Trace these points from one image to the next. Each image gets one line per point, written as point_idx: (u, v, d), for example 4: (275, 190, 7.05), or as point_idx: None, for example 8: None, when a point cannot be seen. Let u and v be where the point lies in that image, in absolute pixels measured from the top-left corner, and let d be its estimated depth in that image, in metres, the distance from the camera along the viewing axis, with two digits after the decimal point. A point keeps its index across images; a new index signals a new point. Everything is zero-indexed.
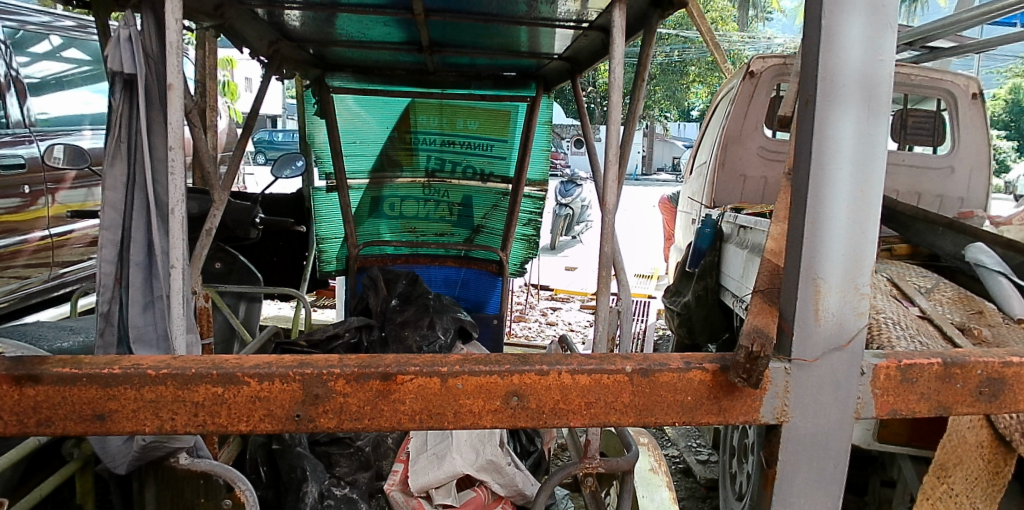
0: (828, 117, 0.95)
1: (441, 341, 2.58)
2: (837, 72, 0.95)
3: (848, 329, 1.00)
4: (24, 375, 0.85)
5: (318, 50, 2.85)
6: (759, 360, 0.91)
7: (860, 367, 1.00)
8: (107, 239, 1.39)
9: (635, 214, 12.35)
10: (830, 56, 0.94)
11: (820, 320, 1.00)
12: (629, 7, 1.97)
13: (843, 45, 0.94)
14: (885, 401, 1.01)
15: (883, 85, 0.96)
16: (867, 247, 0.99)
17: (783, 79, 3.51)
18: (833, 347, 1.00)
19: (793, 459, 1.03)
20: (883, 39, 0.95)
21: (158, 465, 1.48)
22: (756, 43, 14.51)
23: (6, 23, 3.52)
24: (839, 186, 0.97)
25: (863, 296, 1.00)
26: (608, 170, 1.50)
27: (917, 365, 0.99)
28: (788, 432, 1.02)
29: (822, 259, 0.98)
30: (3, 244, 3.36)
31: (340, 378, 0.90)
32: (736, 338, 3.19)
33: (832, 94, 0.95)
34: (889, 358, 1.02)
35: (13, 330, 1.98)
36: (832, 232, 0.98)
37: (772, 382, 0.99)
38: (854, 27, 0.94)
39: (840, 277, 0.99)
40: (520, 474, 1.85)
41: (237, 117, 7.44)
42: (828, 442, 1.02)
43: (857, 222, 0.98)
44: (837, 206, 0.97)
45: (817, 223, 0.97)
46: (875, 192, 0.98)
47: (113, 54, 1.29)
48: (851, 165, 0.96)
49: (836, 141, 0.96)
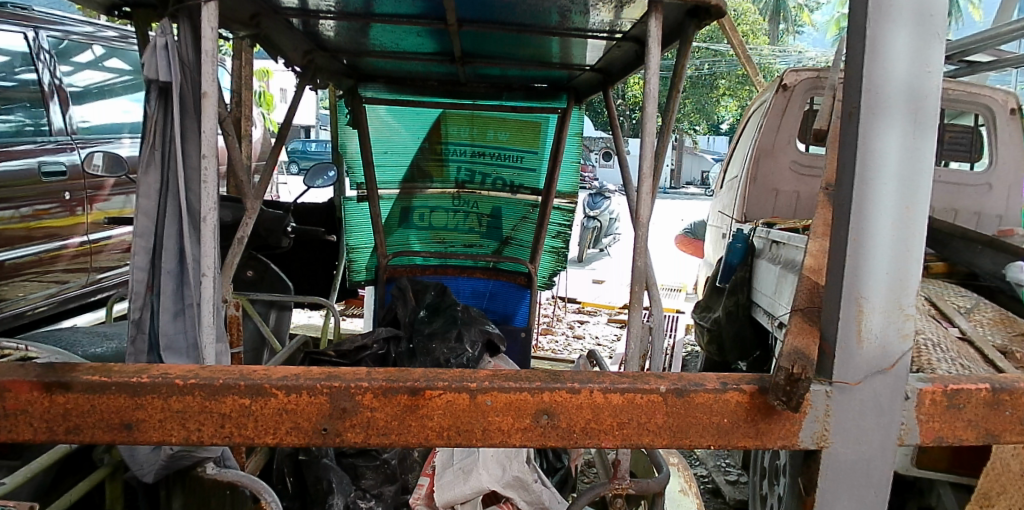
0: (872, 130, 0.93)
1: (469, 354, 2.46)
2: (883, 83, 0.92)
3: (891, 352, 0.97)
4: (55, 383, 0.91)
5: (351, 60, 2.88)
6: (800, 382, 0.90)
7: (904, 392, 0.97)
8: (140, 246, 1.52)
9: (664, 228, 12.21)
10: (874, 67, 0.92)
11: (862, 342, 0.96)
12: (665, 18, 1.93)
13: (889, 56, 0.92)
14: (931, 428, 0.97)
15: (931, 96, 0.93)
16: (913, 267, 0.96)
17: (816, 93, 3.45)
18: (876, 370, 0.97)
19: (832, 486, 0.99)
20: (930, 50, 0.92)
21: (183, 474, 1.59)
22: (787, 56, 14.35)
23: (50, 33, 3.61)
24: (885, 203, 0.94)
25: (907, 318, 0.97)
26: (642, 183, 1.59)
27: (965, 390, 0.96)
28: (828, 458, 0.98)
29: (865, 278, 0.95)
30: (43, 249, 3.41)
31: (367, 392, 0.93)
32: (768, 358, 3.08)
33: (878, 106, 0.92)
34: (934, 382, 0.98)
35: (50, 335, 2.00)
36: (877, 251, 0.94)
37: (813, 406, 0.97)
38: (900, 38, 0.92)
39: (883, 297, 0.96)
40: (547, 492, 1.82)
41: (271, 127, 7.53)
42: (869, 470, 0.98)
43: (903, 241, 0.95)
44: (881, 223, 0.94)
45: (860, 239, 0.94)
46: (922, 209, 0.94)
47: (149, 62, 1.41)
48: (896, 181, 0.94)
49: (882, 155, 0.93)
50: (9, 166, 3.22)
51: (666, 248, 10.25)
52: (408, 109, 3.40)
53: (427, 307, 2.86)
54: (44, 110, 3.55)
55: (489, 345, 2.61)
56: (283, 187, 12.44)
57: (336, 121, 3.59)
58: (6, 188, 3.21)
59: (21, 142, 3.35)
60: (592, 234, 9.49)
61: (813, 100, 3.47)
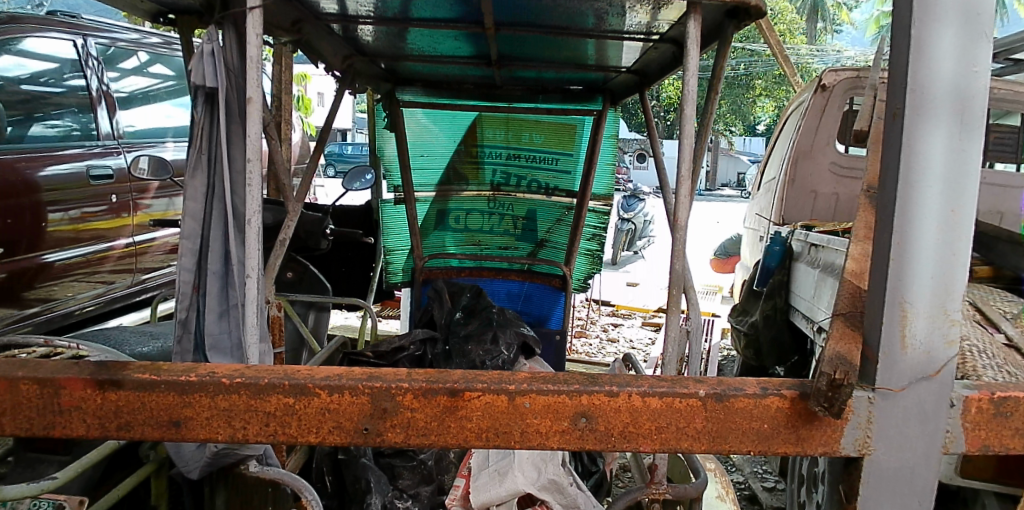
0: (916, 131, 0.91)
1: (504, 356, 2.46)
2: (928, 84, 0.90)
3: (936, 358, 0.94)
4: (107, 381, 0.94)
5: (389, 64, 2.91)
6: (842, 388, 0.89)
7: (949, 399, 0.94)
8: (186, 248, 1.56)
9: (700, 231, 12.05)
10: (918, 68, 0.90)
11: (906, 348, 0.94)
12: (704, 19, 1.91)
13: (934, 57, 0.90)
14: (977, 436, 0.95)
15: (978, 97, 0.90)
16: (959, 271, 0.93)
17: (856, 93, 3.38)
18: (920, 376, 0.94)
19: (875, 494, 0.97)
20: (978, 49, 0.90)
21: (228, 473, 1.63)
22: (825, 56, 14.15)
23: (98, 40, 3.74)
24: (931, 205, 0.91)
25: (953, 323, 0.94)
26: (681, 186, 1.58)
27: (1013, 398, 0.93)
28: (870, 466, 0.96)
29: (908, 282, 0.93)
30: (92, 250, 3.52)
31: (408, 393, 0.94)
32: (808, 363, 3.00)
33: (922, 107, 0.90)
34: (981, 389, 0.95)
35: (100, 333, 2.06)
36: (923, 255, 0.92)
37: (854, 412, 0.95)
38: (945, 37, 0.90)
39: (928, 302, 0.93)
40: (583, 495, 1.75)
41: (310, 130, 7.68)
42: (913, 479, 0.96)
43: (949, 245, 0.92)
44: (926, 226, 0.91)
45: (903, 243, 0.92)
46: (968, 212, 0.92)
47: (197, 68, 1.45)
48: (942, 183, 0.91)
49: (927, 156, 0.91)
50: (61, 169, 3.31)
51: (702, 251, 10.12)
52: (444, 113, 3.45)
53: (464, 309, 2.88)
54: (92, 115, 3.66)
55: (524, 347, 2.60)
56: (319, 190, 12.67)
57: (374, 124, 3.63)
58: (58, 192, 3.29)
59: (70, 147, 3.43)
60: (626, 236, 9.43)
61: (852, 100, 3.41)
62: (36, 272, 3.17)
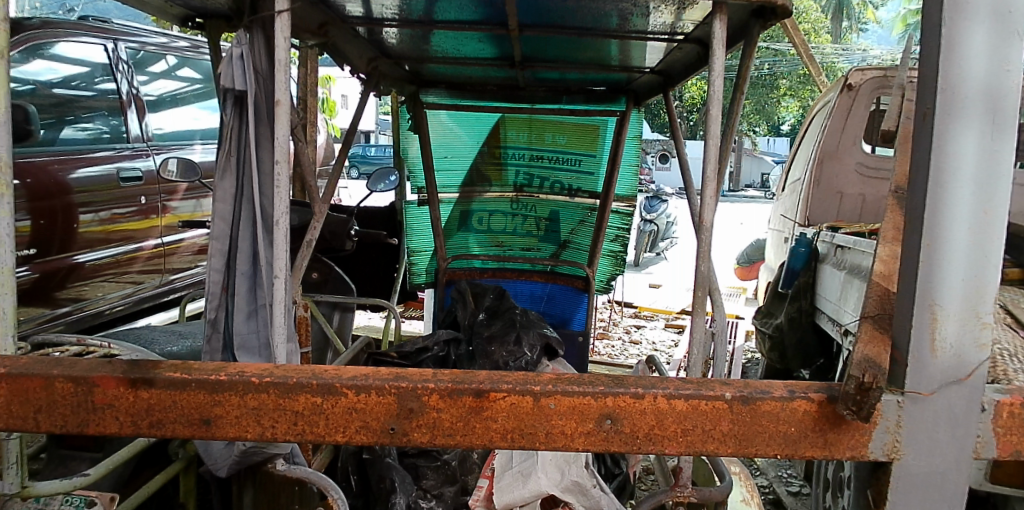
0: (947, 132, 0.89)
1: (527, 357, 2.46)
2: (958, 83, 0.89)
3: (967, 362, 0.92)
4: (140, 379, 0.96)
5: (413, 66, 2.94)
6: (871, 391, 0.87)
7: (980, 403, 0.92)
8: (216, 249, 1.58)
9: (724, 232, 11.94)
10: (948, 68, 0.89)
11: (936, 351, 0.92)
12: (729, 18, 1.90)
13: (965, 55, 0.89)
14: (1009, 442, 0.93)
15: (1010, 96, 0.89)
16: (991, 273, 0.91)
17: (883, 92, 3.34)
18: (950, 380, 0.92)
19: (904, 499, 0.95)
20: (1010, 47, 0.88)
21: (255, 471, 1.65)
22: (851, 55, 13.98)
23: (128, 44, 3.83)
24: (961, 206, 0.90)
25: (985, 326, 0.92)
26: (706, 186, 1.56)
27: None
28: (899, 470, 0.95)
29: (939, 284, 0.91)
30: (121, 251, 3.59)
31: (434, 393, 0.95)
32: (833, 366, 2.94)
33: (953, 107, 0.89)
34: (1013, 394, 0.93)
35: (131, 332, 2.10)
36: (953, 257, 0.90)
37: (884, 416, 0.93)
38: (976, 36, 0.88)
39: (959, 304, 0.91)
40: (607, 497, 1.69)
41: (334, 132, 7.76)
42: (943, 484, 0.94)
43: (980, 247, 0.90)
44: (957, 227, 0.90)
45: (933, 244, 0.90)
46: (1000, 213, 0.90)
47: (227, 72, 1.48)
48: (973, 184, 0.89)
49: (957, 156, 0.89)
50: (92, 172, 3.38)
51: (726, 252, 10.03)
52: (468, 114, 3.47)
53: (487, 311, 2.88)
54: (122, 118, 3.73)
55: (547, 349, 2.60)
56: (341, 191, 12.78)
57: (398, 125, 3.66)
58: (89, 193, 3.36)
59: (100, 149, 3.50)
60: (649, 237, 9.37)
61: (879, 100, 3.36)
62: (67, 272, 3.22)
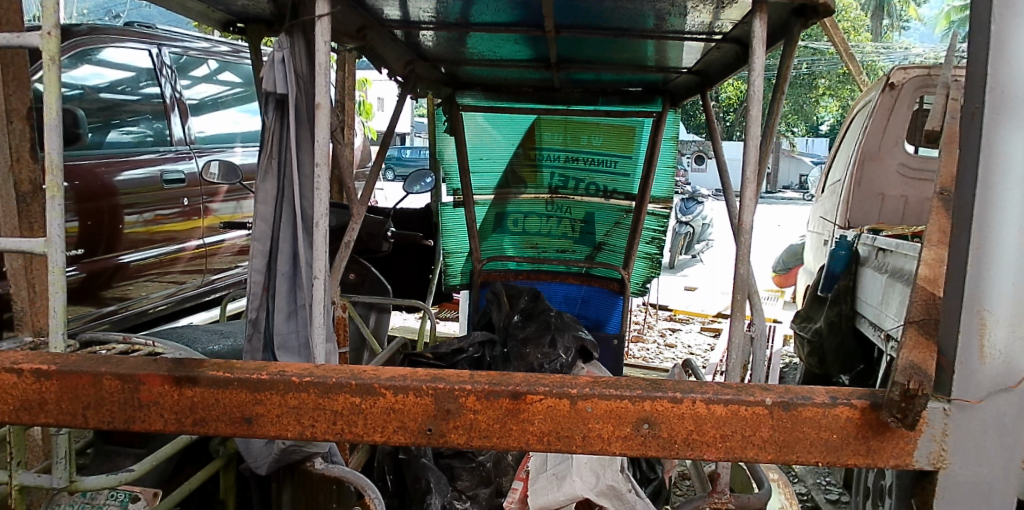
0: (997, 131, 0.86)
1: (562, 359, 2.45)
2: (1009, 81, 0.86)
3: (1017, 369, 0.89)
4: (184, 377, 0.98)
5: (449, 69, 2.96)
6: (916, 399, 0.85)
7: None
8: (257, 250, 1.61)
9: (761, 235, 11.73)
10: (999, 66, 0.86)
11: (985, 358, 0.89)
12: (769, 17, 1.86)
13: (1016, 52, 0.86)
14: None
15: None
16: None
17: (926, 91, 3.25)
18: (999, 387, 0.89)
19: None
20: None
21: (295, 470, 1.68)
22: (894, 53, 13.64)
23: (171, 49, 3.94)
24: (1013, 208, 0.86)
25: None
26: (745, 188, 1.53)
27: None
28: (946, 480, 0.91)
29: (988, 288, 0.88)
30: (164, 251, 3.69)
31: (470, 394, 0.95)
32: (875, 372, 2.88)
33: (1003, 106, 0.86)
34: None
35: (175, 331, 2.15)
36: (1005, 260, 0.87)
37: (929, 424, 0.90)
38: None
39: (1010, 310, 0.88)
40: (642, 502, 1.73)
41: (370, 135, 7.85)
42: (990, 495, 0.91)
43: None
44: (1008, 229, 0.87)
45: (983, 248, 0.87)
46: None
47: (268, 75, 1.50)
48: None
49: (1009, 157, 0.86)
50: (137, 174, 3.48)
51: (763, 255, 9.84)
52: (503, 115, 3.48)
53: (521, 312, 2.88)
54: (166, 122, 3.83)
55: (582, 351, 2.56)
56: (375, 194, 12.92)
57: (434, 128, 3.72)
58: (135, 195, 3.45)
59: (144, 152, 3.60)
60: (684, 240, 9.26)
61: (922, 99, 3.28)
62: (113, 272, 3.32)
